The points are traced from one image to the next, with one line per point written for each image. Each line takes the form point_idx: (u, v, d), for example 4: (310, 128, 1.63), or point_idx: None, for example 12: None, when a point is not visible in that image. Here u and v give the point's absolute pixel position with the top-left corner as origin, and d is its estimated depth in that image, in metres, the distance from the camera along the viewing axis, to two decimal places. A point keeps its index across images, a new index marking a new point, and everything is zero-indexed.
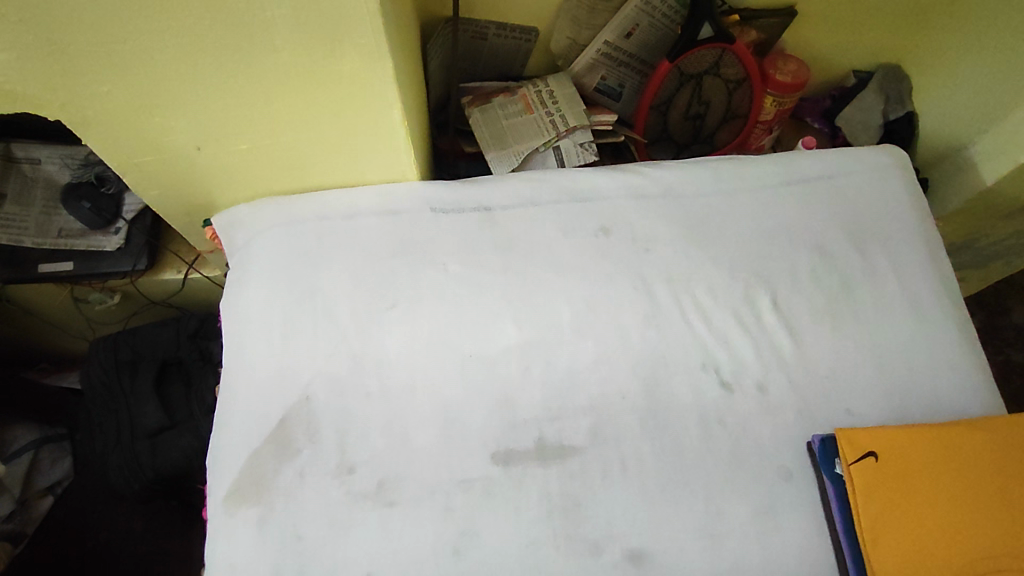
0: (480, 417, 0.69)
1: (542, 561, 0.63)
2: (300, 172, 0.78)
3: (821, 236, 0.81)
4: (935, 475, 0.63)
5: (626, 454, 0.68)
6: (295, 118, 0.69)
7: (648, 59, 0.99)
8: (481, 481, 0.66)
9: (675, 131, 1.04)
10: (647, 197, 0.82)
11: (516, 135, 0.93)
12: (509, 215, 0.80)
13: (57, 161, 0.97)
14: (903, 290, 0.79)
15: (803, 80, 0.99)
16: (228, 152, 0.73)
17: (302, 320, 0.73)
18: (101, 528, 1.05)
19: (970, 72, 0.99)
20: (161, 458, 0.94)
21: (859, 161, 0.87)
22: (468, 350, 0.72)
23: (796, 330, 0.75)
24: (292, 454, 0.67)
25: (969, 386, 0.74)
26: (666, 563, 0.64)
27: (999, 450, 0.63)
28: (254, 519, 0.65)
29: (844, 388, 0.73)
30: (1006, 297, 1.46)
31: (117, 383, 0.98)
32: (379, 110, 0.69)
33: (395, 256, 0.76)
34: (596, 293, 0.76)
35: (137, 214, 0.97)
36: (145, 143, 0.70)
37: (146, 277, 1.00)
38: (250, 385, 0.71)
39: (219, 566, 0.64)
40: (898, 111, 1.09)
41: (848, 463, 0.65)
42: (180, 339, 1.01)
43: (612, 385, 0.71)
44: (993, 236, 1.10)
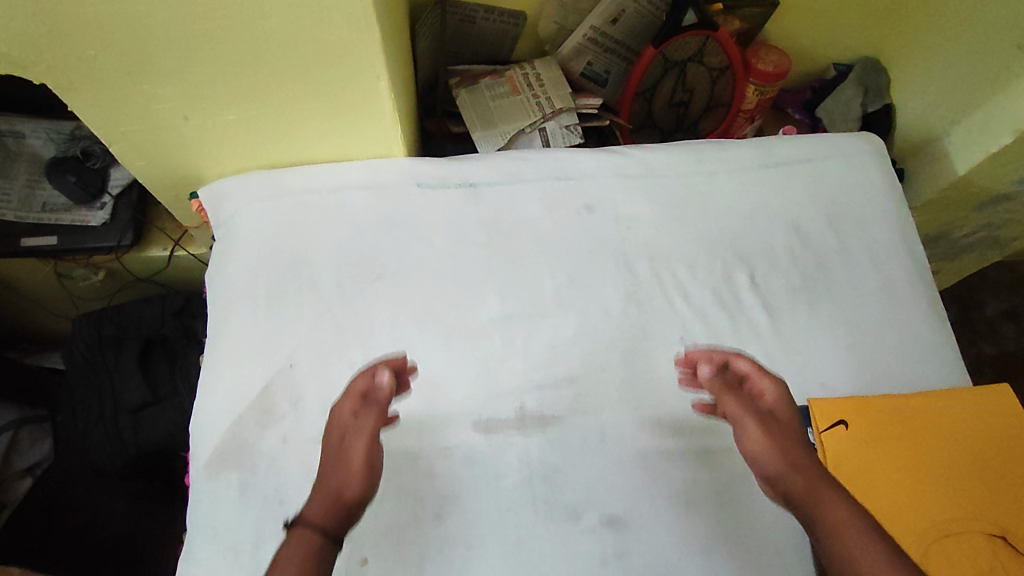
0: (463, 385, 0.70)
1: (522, 526, 0.64)
2: (286, 145, 0.79)
3: (798, 216, 0.83)
4: (895, 444, 0.66)
5: (605, 423, 0.70)
6: (283, 88, 0.69)
7: (634, 46, 1.01)
8: (462, 448, 0.67)
9: (659, 118, 1.06)
10: (630, 176, 0.83)
11: (503, 115, 0.94)
12: (493, 191, 0.81)
13: (42, 136, 0.97)
14: (876, 270, 0.81)
15: (785, 70, 1.01)
16: (214, 122, 0.73)
17: (288, 290, 0.74)
18: (80, 511, 1.02)
19: (944, 64, 1.02)
20: (144, 434, 0.94)
21: (836, 146, 0.89)
22: (452, 322, 0.73)
23: (772, 307, 0.77)
24: (275, 420, 0.68)
25: (937, 362, 0.76)
26: (641, 529, 0.65)
27: (954, 422, 0.67)
28: (237, 484, 0.65)
29: (818, 363, 0.74)
30: (979, 291, 1.50)
31: (100, 358, 0.98)
32: (366, 83, 0.70)
33: (380, 229, 0.77)
34: (579, 268, 0.77)
35: (124, 189, 0.97)
36: (132, 111, 0.70)
37: (132, 253, 1.00)
38: (235, 352, 0.72)
39: (201, 530, 0.64)
40: (876, 103, 1.11)
41: (819, 431, 0.66)
42: (165, 316, 1.01)
43: (593, 356, 0.73)
44: (967, 228, 1.12)
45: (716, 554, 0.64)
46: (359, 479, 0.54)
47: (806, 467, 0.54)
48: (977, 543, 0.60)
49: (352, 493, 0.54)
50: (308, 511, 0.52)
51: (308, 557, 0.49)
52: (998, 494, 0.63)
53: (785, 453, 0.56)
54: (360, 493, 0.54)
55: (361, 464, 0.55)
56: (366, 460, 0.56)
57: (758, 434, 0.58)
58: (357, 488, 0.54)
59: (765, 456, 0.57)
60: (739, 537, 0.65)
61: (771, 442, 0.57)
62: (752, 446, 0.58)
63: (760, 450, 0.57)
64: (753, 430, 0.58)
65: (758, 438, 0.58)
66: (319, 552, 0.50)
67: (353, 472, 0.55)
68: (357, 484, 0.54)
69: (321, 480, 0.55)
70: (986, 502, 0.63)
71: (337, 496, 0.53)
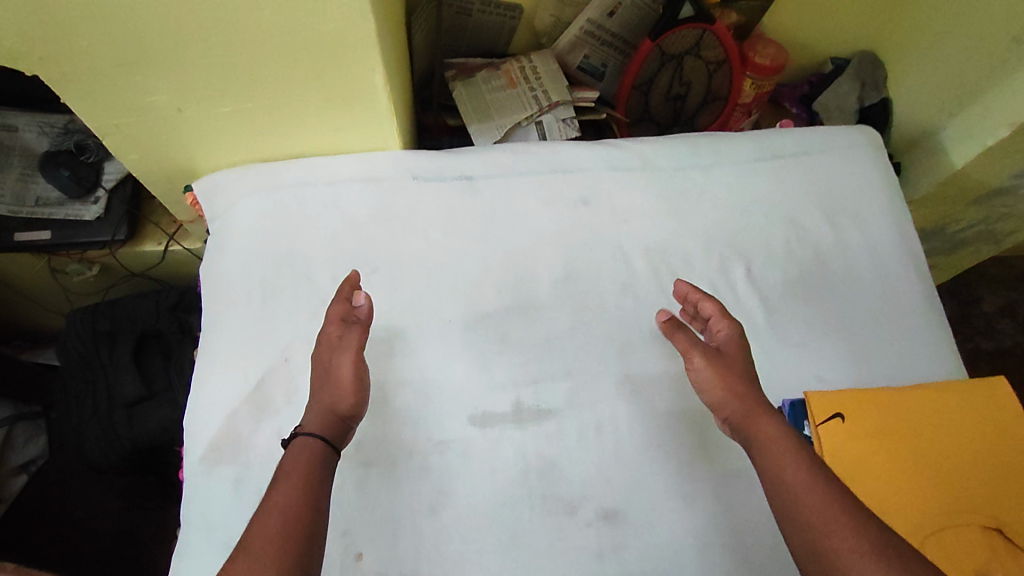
0: (459, 379, 0.70)
1: (517, 519, 0.64)
2: (281, 137, 0.78)
3: (795, 209, 0.83)
4: (892, 437, 0.66)
5: (601, 417, 0.69)
6: (278, 80, 0.69)
7: (631, 39, 1.01)
8: (458, 442, 0.67)
9: (656, 112, 1.06)
10: (627, 170, 0.83)
11: (499, 109, 0.94)
12: (490, 184, 0.80)
13: (35, 129, 0.97)
14: (872, 263, 0.81)
15: (782, 64, 1.00)
16: (209, 114, 0.73)
17: (284, 283, 0.74)
18: (75, 508, 1.02)
19: (941, 58, 1.01)
20: (138, 429, 0.94)
21: (833, 140, 0.89)
22: (447, 316, 0.73)
23: (769, 300, 0.77)
24: (270, 414, 0.68)
25: (933, 355, 0.76)
26: (638, 523, 0.65)
27: (949, 414, 0.66)
28: (232, 478, 0.65)
29: (815, 357, 0.74)
30: (976, 287, 1.50)
31: (95, 354, 0.97)
32: (362, 75, 0.69)
33: (376, 222, 0.77)
34: (576, 262, 0.77)
35: (118, 183, 0.96)
36: (126, 103, 0.70)
37: (126, 248, 0.99)
38: (230, 346, 0.71)
39: (196, 524, 0.64)
40: (873, 97, 1.11)
41: (815, 424, 0.66)
42: (159, 312, 1.00)
43: (590, 350, 0.73)
44: (963, 222, 1.12)
45: (712, 548, 0.64)
46: (351, 391, 0.59)
47: (743, 400, 0.60)
48: (972, 536, 0.61)
49: (345, 405, 0.59)
50: (307, 423, 0.58)
51: (312, 459, 0.55)
52: (992, 486, 0.63)
53: (727, 390, 0.61)
54: (353, 403, 0.59)
55: (349, 377, 0.60)
56: (353, 374, 0.60)
57: (705, 373, 0.63)
58: (350, 401, 0.59)
59: (712, 393, 0.62)
60: (735, 531, 0.65)
61: (715, 379, 0.62)
62: (701, 384, 0.64)
63: (706, 388, 0.63)
64: (699, 370, 0.63)
65: (703, 377, 0.63)
66: (321, 454, 0.55)
67: (343, 384, 0.59)
68: (348, 396, 0.59)
69: (314, 396, 0.60)
70: (978, 494, 0.63)
71: (332, 409, 0.59)
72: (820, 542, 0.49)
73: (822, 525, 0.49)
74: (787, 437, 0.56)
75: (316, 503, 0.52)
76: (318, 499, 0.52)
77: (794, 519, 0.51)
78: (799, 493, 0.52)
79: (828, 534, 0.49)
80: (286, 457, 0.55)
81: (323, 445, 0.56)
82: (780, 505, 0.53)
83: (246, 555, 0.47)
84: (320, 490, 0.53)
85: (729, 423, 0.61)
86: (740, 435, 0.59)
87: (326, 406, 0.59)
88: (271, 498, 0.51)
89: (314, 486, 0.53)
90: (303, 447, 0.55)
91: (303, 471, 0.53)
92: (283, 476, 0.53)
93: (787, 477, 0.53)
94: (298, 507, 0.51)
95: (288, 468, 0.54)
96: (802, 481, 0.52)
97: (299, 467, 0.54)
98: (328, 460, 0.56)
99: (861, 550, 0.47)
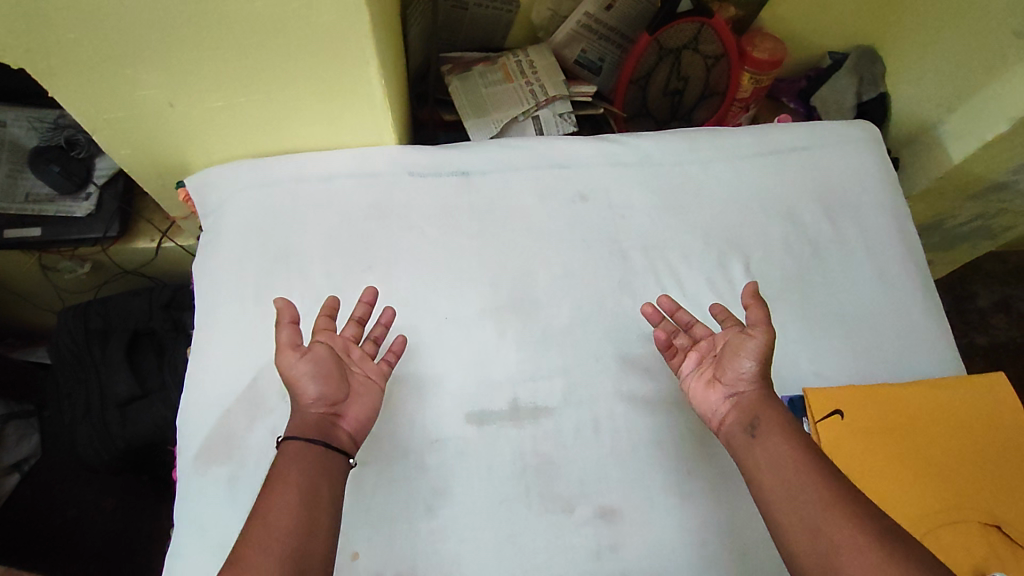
0: (455, 377, 0.69)
1: (515, 518, 0.64)
2: (274, 132, 0.77)
3: (793, 205, 0.82)
4: (893, 433, 0.65)
5: (599, 414, 0.69)
6: (271, 74, 0.67)
7: (628, 34, 1.00)
8: (455, 440, 0.66)
9: (653, 107, 1.05)
10: (625, 165, 0.82)
11: (496, 103, 0.93)
12: (487, 179, 0.80)
13: (24, 125, 0.95)
14: (871, 258, 0.81)
15: (779, 58, 0.99)
16: (200, 109, 0.72)
17: (277, 280, 0.73)
18: (66, 507, 1.00)
19: (938, 53, 1.01)
20: (131, 429, 0.93)
21: (831, 134, 0.88)
22: (443, 313, 0.72)
23: (767, 296, 0.77)
24: (263, 413, 0.67)
25: (930, 349, 0.76)
26: (636, 521, 0.64)
27: (950, 411, 0.66)
28: (225, 477, 0.64)
29: (814, 353, 0.74)
30: (971, 281, 1.50)
31: (87, 353, 0.96)
32: (356, 69, 0.68)
33: (371, 218, 0.76)
34: (573, 257, 0.76)
35: (109, 179, 0.95)
36: (115, 97, 0.68)
37: (118, 245, 0.98)
38: (223, 345, 0.70)
39: (189, 525, 0.63)
40: (872, 92, 1.10)
41: (815, 421, 0.65)
42: (152, 309, 0.99)
43: (588, 347, 0.72)
44: (960, 217, 1.13)
45: (710, 545, 0.64)
46: (309, 380, 0.58)
47: (770, 390, 0.60)
48: (973, 533, 0.61)
49: (310, 397, 0.58)
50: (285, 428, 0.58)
51: (312, 463, 0.54)
52: (992, 480, 0.63)
53: (763, 374, 0.60)
54: (316, 392, 0.58)
55: (296, 372, 0.58)
56: (299, 368, 0.58)
57: (761, 352, 0.60)
58: (314, 391, 0.58)
59: (750, 367, 0.60)
60: (734, 527, 0.65)
61: (762, 362, 0.60)
62: (745, 355, 0.60)
63: (749, 361, 0.60)
64: (759, 346, 0.60)
65: (757, 352, 0.60)
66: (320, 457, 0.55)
67: (294, 380, 0.58)
68: (310, 391, 0.58)
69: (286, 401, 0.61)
70: (979, 489, 0.63)
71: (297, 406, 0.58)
72: (821, 532, 0.49)
73: (827, 518, 0.49)
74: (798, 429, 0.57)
75: (312, 520, 0.51)
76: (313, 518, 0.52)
77: (793, 507, 0.51)
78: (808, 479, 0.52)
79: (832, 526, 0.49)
80: (284, 460, 0.55)
81: (316, 457, 0.55)
82: (778, 489, 0.53)
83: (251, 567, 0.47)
84: (316, 506, 0.52)
85: (743, 399, 0.60)
86: (753, 412, 0.58)
87: (296, 407, 0.58)
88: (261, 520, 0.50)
89: (308, 505, 0.52)
90: (296, 453, 0.55)
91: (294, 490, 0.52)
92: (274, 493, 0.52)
93: (791, 466, 0.53)
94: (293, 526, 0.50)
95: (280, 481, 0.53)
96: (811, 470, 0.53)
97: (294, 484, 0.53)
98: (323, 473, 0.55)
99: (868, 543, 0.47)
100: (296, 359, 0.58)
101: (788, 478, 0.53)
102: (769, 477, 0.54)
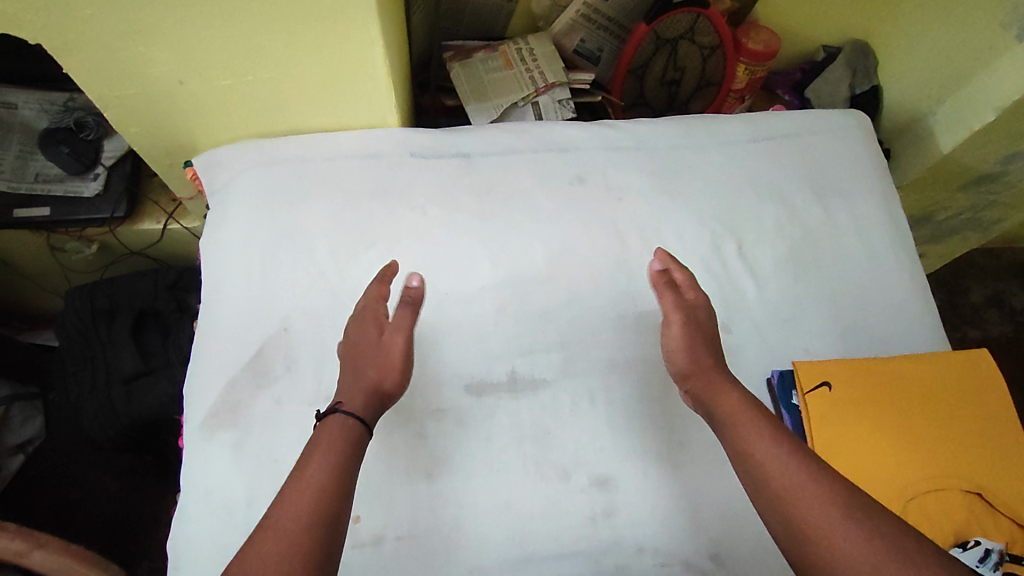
0: (454, 350, 0.71)
1: (512, 484, 0.66)
2: (281, 112, 0.80)
3: (785, 189, 0.85)
4: (880, 404, 0.68)
5: (594, 387, 0.71)
6: (279, 54, 0.69)
7: (626, 23, 1.02)
8: (454, 410, 0.68)
9: (650, 96, 1.08)
10: (621, 148, 0.85)
11: (496, 89, 0.95)
12: (486, 161, 0.82)
13: (34, 107, 0.97)
14: (862, 241, 0.83)
15: (775, 50, 1.01)
16: (210, 87, 0.74)
17: (282, 255, 0.75)
18: (70, 490, 1.02)
19: (929, 46, 1.03)
20: (136, 405, 0.94)
21: (825, 121, 0.91)
22: (445, 288, 0.74)
23: (759, 276, 0.79)
24: (269, 381, 0.69)
25: (916, 329, 0.79)
26: (631, 489, 0.67)
27: (936, 384, 0.69)
28: (231, 443, 0.66)
29: (803, 332, 0.76)
30: (965, 277, 1.52)
31: (94, 331, 0.98)
32: (362, 49, 0.70)
33: (375, 197, 0.78)
34: (570, 237, 0.78)
35: (117, 160, 0.97)
36: (127, 75, 0.70)
37: (125, 226, 1.00)
38: (229, 317, 0.72)
39: (195, 488, 0.65)
40: (864, 85, 1.13)
41: (803, 392, 0.68)
42: (158, 290, 1.01)
43: (585, 320, 0.74)
44: (952, 208, 1.15)
45: (701, 512, 0.66)
46: (399, 369, 0.59)
47: (714, 373, 0.61)
48: (953, 499, 0.63)
49: (391, 384, 0.59)
50: (348, 401, 0.57)
51: (348, 441, 0.54)
52: (974, 447, 0.66)
53: (695, 361, 0.62)
54: (398, 384, 0.60)
55: (399, 356, 0.60)
56: (400, 351, 0.60)
57: (676, 339, 0.63)
58: (395, 381, 0.59)
59: (680, 361, 0.63)
60: (724, 494, 0.67)
61: (686, 349, 0.62)
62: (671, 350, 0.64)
63: (675, 355, 0.63)
64: (674, 342, 0.63)
65: (677, 343, 0.63)
66: (355, 434, 0.55)
67: (393, 362, 0.59)
68: (396, 377, 0.59)
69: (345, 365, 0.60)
70: (962, 459, 0.65)
71: (377, 386, 0.58)
72: (797, 515, 0.49)
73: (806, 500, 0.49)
74: (751, 406, 0.57)
75: (336, 506, 0.50)
76: (342, 493, 0.51)
77: (768, 495, 0.52)
78: (781, 467, 0.52)
79: (803, 506, 0.49)
80: (319, 432, 0.55)
81: (345, 439, 0.54)
82: (749, 476, 0.54)
83: (271, 533, 0.47)
84: (345, 486, 0.52)
85: (694, 393, 0.62)
86: (705, 407, 0.61)
87: (371, 381, 0.59)
88: (290, 494, 0.50)
89: (338, 478, 0.51)
90: (333, 430, 0.55)
91: (327, 469, 0.51)
92: (304, 475, 0.51)
93: (758, 446, 0.54)
94: (321, 501, 0.49)
95: (315, 450, 0.53)
96: (781, 455, 0.53)
97: (322, 465, 0.52)
98: (353, 451, 0.54)
99: (842, 522, 0.47)
100: (401, 343, 0.60)
101: (759, 460, 0.53)
102: (741, 466, 0.55)
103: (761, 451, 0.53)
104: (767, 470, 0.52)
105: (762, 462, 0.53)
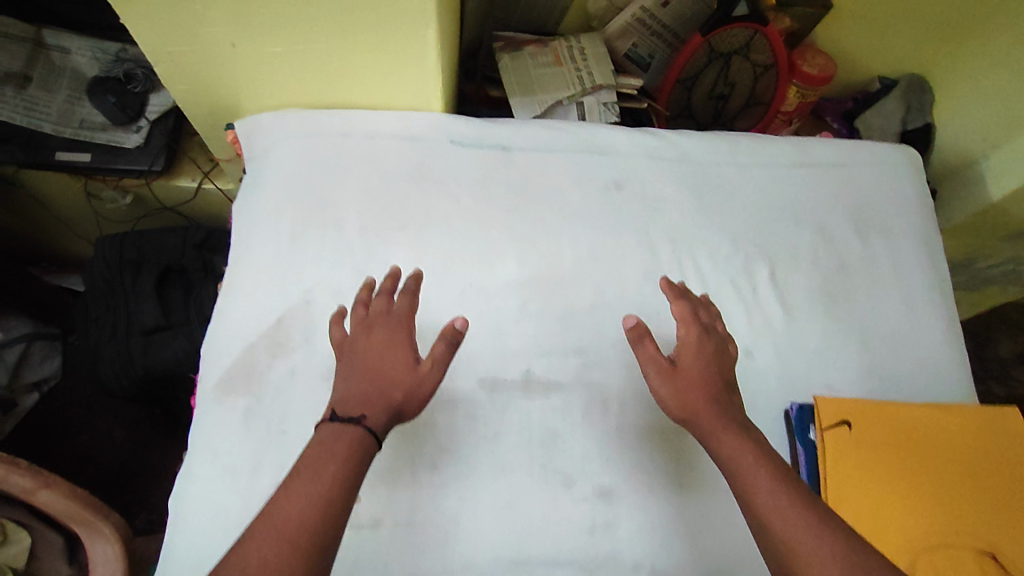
0: (472, 342, 0.71)
1: (514, 484, 0.65)
2: (327, 84, 0.80)
3: (824, 219, 0.83)
4: (898, 451, 0.66)
5: (608, 396, 0.70)
6: (333, 26, 0.69)
7: (681, 33, 1.01)
8: (465, 402, 0.68)
9: (697, 109, 1.06)
10: (662, 159, 0.83)
11: (542, 84, 0.94)
12: (524, 156, 0.81)
13: (87, 54, 0.99)
14: (898, 280, 0.81)
15: (829, 75, 1.00)
16: (261, 52, 0.74)
17: (312, 228, 0.75)
18: (79, 433, 1.05)
19: (990, 89, 1.00)
20: (154, 356, 0.95)
21: (874, 155, 0.88)
22: (469, 280, 0.74)
23: (789, 304, 0.77)
24: (285, 352, 0.69)
25: (944, 376, 0.77)
26: (633, 505, 0.66)
27: (959, 437, 0.67)
28: (242, 409, 0.67)
29: (828, 366, 0.74)
30: (996, 331, 1.48)
31: (119, 280, 0.99)
32: (415, 30, 0.69)
33: (410, 180, 0.78)
34: (601, 243, 0.77)
35: (161, 116, 0.98)
36: (181, 31, 0.70)
37: (161, 181, 1.01)
38: (253, 284, 0.72)
39: (201, 449, 0.66)
40: (918, 121, 1.09)
41: (822, 429, 0.66)
42: (185, 248, 1.02)
43: (607, 328, 0.73)
44: (993, 258, 1.12)
45: (701, 536, 0.65)
46: (422, 399, 0.58)
47: (715, 416, 0.58)
48: (966, 556, 0.61)
49: (411, 411, 0.57)
50: (371, 415, 0.55)
51: (358, 452, 0.53)
52: (992, 504, 0.64)
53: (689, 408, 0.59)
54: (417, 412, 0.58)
55: (428, 387, 0.58)
56: (431, 382, 0.58)
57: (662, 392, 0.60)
58: (417, 409, 0.58)
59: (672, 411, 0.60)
60: (727, 520, 0.66)
61: (675, 400, 0.59)
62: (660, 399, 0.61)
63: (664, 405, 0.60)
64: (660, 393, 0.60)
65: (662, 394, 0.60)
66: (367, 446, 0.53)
67: (422, 394, 0.58)
68: (418, 408, 0.58)
69: (368, 375, 0.57)
70: (979, 516, 0.63)
71: (400, 411, 0.57)
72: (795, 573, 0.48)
73: (808, 557, 0.48)
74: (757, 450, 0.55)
75: (335, 514, 0.49)
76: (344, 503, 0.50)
77: (775, 536, 0.50)
78: (781, 517, 0.50)
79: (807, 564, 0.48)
80: (330, 438, 0.53)
81: (358, 451, 0.53)
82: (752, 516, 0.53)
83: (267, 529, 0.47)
84: (349, 495, 0.50)
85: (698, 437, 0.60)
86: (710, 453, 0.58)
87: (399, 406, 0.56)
88: (294, 491, 0.49)
89: (342, 486, 0.50)
90: (348, 438, 0.53)
91: (342, 477, 0.50)
92: (311, 476, 0.50)
93: (762, 493, 0.52)
94: (321, 506, 0.49)
95: (326, 452, 0.52)
96: (782, 505, 0.51)
97: (331, 473, 0.50)
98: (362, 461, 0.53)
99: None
100: (438, 377, 0.59)
101: (761, 505, 0.52)
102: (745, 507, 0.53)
103: (762, 498, 0.52)
104: (772, 515, 0.51)
105: (763, 507, 0.51)
